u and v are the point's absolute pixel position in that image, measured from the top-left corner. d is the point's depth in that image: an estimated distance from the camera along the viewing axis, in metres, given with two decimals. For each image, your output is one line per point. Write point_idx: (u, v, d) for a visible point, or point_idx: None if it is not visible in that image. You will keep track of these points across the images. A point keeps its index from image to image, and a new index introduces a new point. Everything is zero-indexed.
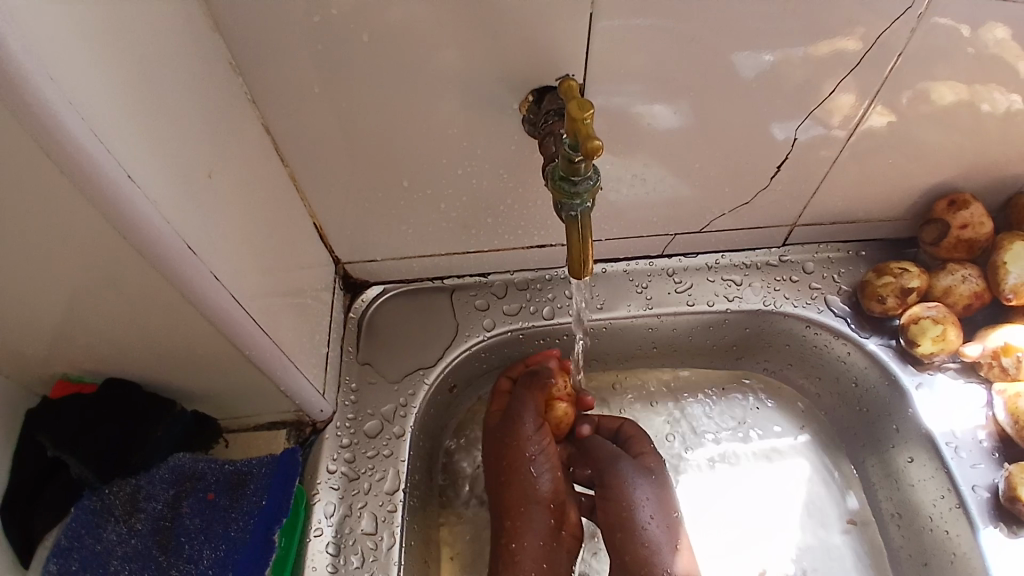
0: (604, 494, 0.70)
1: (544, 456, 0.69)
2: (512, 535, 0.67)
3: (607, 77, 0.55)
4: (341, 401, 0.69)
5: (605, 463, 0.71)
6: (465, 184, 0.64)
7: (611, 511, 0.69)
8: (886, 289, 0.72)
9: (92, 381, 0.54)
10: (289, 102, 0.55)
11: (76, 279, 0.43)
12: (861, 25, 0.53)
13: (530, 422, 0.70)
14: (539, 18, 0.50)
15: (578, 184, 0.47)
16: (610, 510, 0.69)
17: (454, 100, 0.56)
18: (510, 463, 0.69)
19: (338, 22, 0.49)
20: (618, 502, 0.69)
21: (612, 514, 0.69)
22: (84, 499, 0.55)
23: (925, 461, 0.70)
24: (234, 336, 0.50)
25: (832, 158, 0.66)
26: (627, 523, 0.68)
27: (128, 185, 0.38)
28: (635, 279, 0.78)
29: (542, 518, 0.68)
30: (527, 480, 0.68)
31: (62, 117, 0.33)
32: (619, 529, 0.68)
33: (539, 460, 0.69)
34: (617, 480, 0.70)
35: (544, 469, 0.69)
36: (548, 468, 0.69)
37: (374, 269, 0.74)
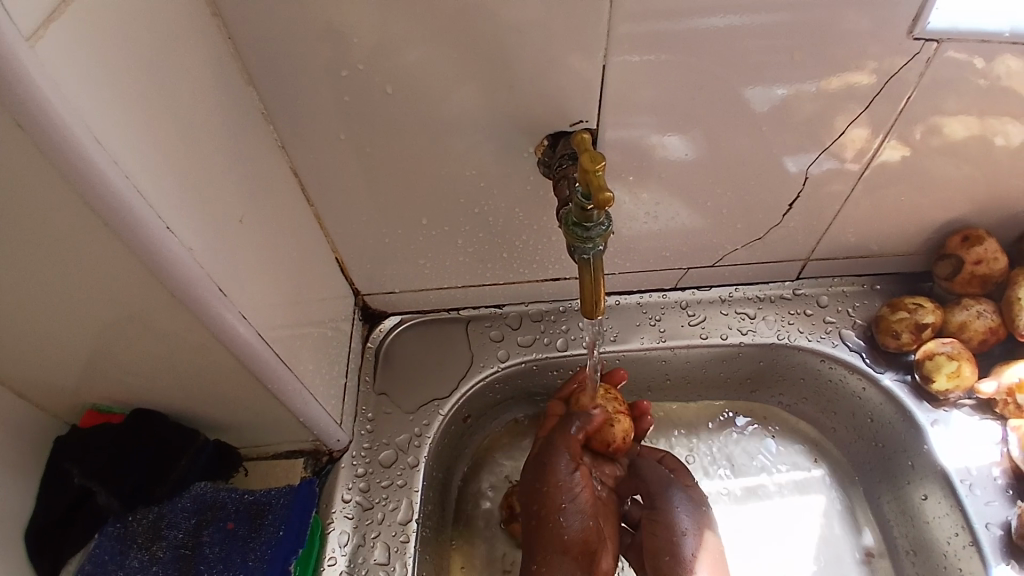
0: (653, 518, 0.69)
1: (575, 503, 0.66)
2: (540, 574, 0.64)
3: (619, 118, 0.57)
4: (358, 430, 0.70)
5: (656, 488, 0.70)
6: (481, 220, 0.66)
7: (659, 538, 0.68)
8: (901, 324, 0.72)
9: (121, 411, 0.56)
10: (314, 144, 0.58)
11: (108, 316, 0.45)
12: (871, 65, 0.55)
13: (562, 464, 0.68)
14: (553, 64, 0.52)
15: (590, 229, 0.49)
16: (657, 537, 0.68)
17: (471, 142, 0.58)
18: (540, 508, 0.66)
19: (362, 69, 0.52)
20: (666, 526, 0.68)
21: (659, 539, 0.68)
22: (108, 527, 0.57)
23: (939, 498, 0.70)
24: (256, 369, 0.52)
25: (844, 193, 0.67)
26: (675, 550, 0.67)
27: (164, 233, 0.40)
28: (648, 311, 0.78)
29: (569, 566, 0.64)
30: (557, 526, 0.65)
31: (106, 175, 0.35)
32: (666, 554, 0.67)
33: (571, 506, 0.66)
34: (666, 505, 0.69)
35: (575, 515, 0.66)
36: (580, 514, 0.66)
37: (391, 300, 0.76)
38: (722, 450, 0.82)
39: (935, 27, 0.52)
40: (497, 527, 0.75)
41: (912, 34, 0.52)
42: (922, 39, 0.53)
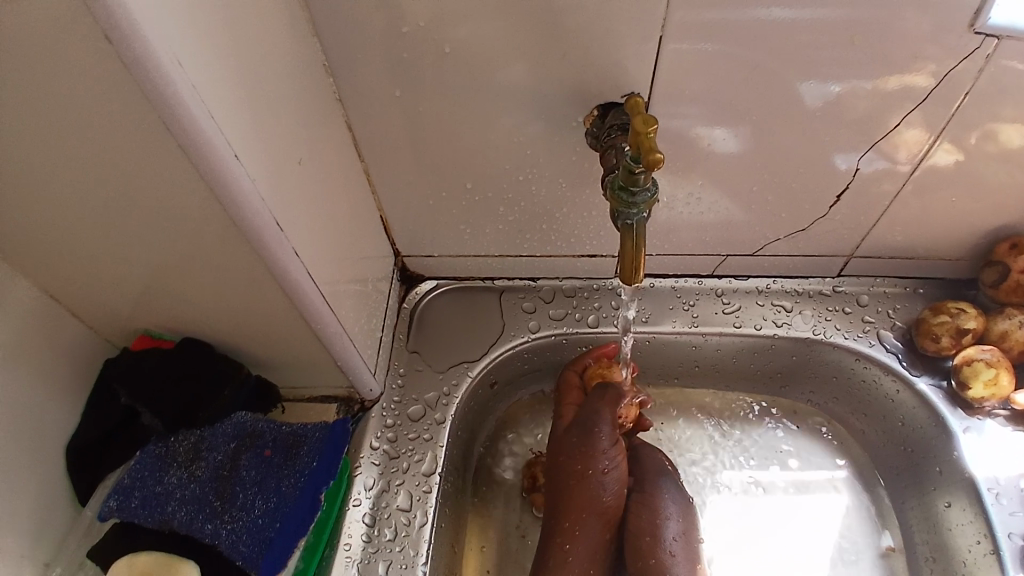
0: (640, 500, 0.69)
1: (616, 470, 0.68)
2: (568, 536, 0.66)
3: (670, 96, 0.57)
4: (389, 383, 0.72)
5: (650, 473, 0.70)
6: (524, 189, 0.67)
7: (644, 519, 0.68)
8: (942, 328, 0.71)
9: (171, 338, 0.59)
10: (370, 101, 0.60)
11: (172, 243, 0.48)
12: (930, 60, 0.54)
13: (605, 432, 0.68)
14: (609, 35, 0.53)
15: (636, 194, 0.50)
16: (642, 518, 0.68)
17: (522, 109, 0.59)
18: (584, 470, 0.67)
19: (422, 30, 0.53)
20: (653, 508, 0.69)
21: (644, 520, 0.68)
22: (151, 446, 0.59)
23: (964, 507, 0.69)
24: (301, 308, 0.54)
25: (893, 192, 0.66)
26: (657, 532, 0.68)
27: (233, 162, 0.42)
28: (683, 296, 0.78)
29: (600, 526, 0.67)
30: (596, 490, 0.67)
31: (186, 98, 0.38)
32: (648, 534, 0.68)
33: (611, 473, 0.67)
34: (655, 490, 0.70)
35: (613, 481, 0.68)
36: (617, 482, 0.68)
37: (430, 264, 0.78)
38: (744, 443, 0.82)
39: (996, 23, 0.51)
40: (517, 494, 0.77)
41: (974, 29, 0.51)
42: (984, 35, 0.51)
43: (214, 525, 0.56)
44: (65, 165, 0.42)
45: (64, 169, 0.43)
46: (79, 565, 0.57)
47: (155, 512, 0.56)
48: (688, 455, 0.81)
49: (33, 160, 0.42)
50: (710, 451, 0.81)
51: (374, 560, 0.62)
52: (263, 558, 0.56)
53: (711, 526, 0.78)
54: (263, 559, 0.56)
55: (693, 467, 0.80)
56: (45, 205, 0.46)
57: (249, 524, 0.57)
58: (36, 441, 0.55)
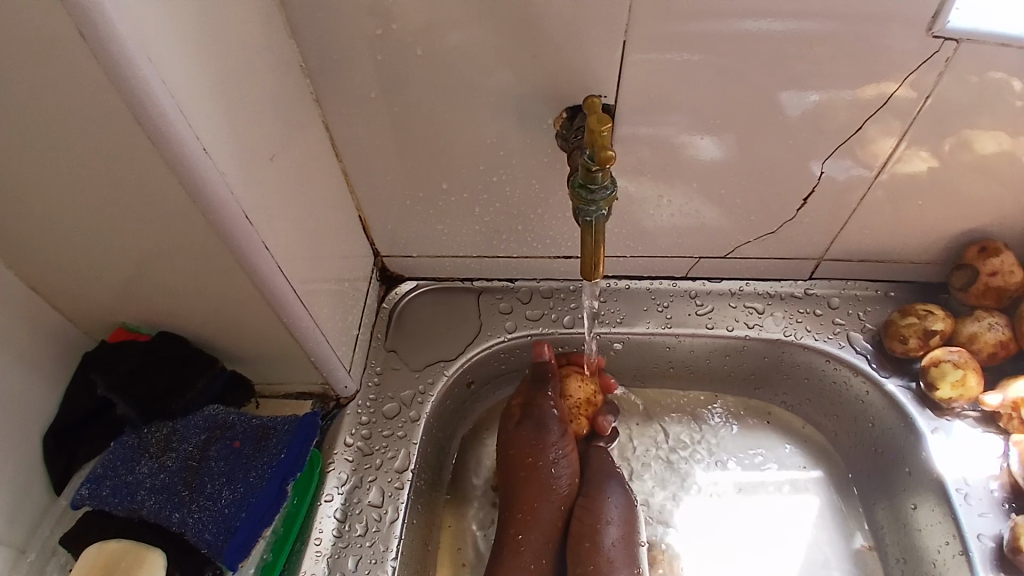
0: (585, 504, 0.69)
1: (565, 460, 0.70)
2: (521, 525, 0.68)
3: (638, 99, 0.59)
4: (366, 381, 0.73)
5: (597, 476, 0.71)
6: (498, 190, 0.68)
7: (585, 523, 0.68)
8: (910, 329, 0.72)
9: (147, 332, 0.61)
10: (346, 102, 0.61)
11: (145, 234, 0.49)
12: (892, 65, 0.55)
13: (555, 426, 0.70)
14: (576, 39, 0.54)
15: (594, 192, 0.51)
16: (583, 522, 0.68)
17: (494, 112, 0.61)
18: (533, 461, 0.69)
19: (396, 32, 0.55)
20: (594, 512, 0.68)
21: (585, 524, 0.68)
22: (124, 436, 0.60)
23: (931, 508, 0.70)
24: (273, 302, 0.56)
25: (860, 196, 0.67)
26: (597, 538, 0.67)
27: (201, 155, 0.44)
28: (657, 297, 0.79)
29: (552, 514, 0.69)
30: (546, 479, 0.69)
31: (154, 92, 0.40)
32: (588, 538, 0.67)
33: (561, 463, 0.70)
34: (598, 494, 0.69)
35: (564, 471, 0.70)
36: (568, 472, 0.70)
37: (409, 264, 0.79)
38: (718, 443, 0.83)
39: (955, 27, 0.52)
40: (492, 493, 0.78)
41: (933, 33, 0.53)
42: (943, 39, 0.53)
43: (181, 513, 0.57)
44: (42, 156, 0.44)
45: (41, 160, 0.44)
46: (53, 551, 0.58)
47: (125, 501, 0.57)
48: (663, 456, 0.82)
49: (12, 151, 0.44)
50: (684, 452, 0.82)
51: (344, 555, 0.63)
52: (227, 546, 0.57)
53: (685, 525, 0.78)
54: (227, 547, 0.57)
55: (669, 466, 0.81)
56: (24, 196, 0.47)
57: (214, 513, 0.57)
58: (14, 427, 0.57)
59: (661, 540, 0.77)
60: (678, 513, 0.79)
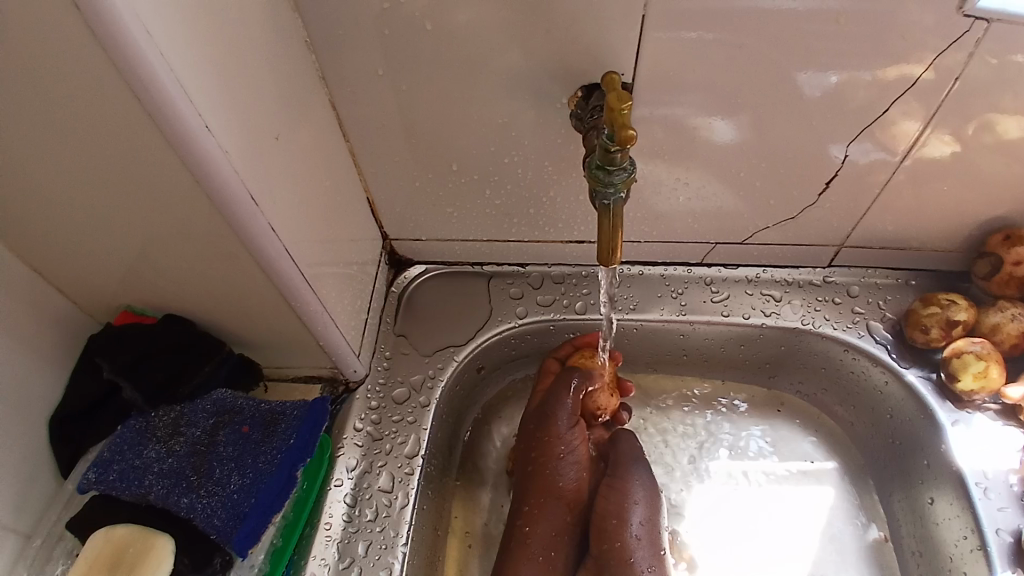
0: (609, 484, 0.68)
1: (574, 455, 0.68)
2: (527, 517, 0.67)
3: (656, 79, 0.57)
4: (375, 366, 0.72)
5: (624, 457, 0.69)
6: (510, 172, 0.67)
7: (611, 501, 0.67)
8: (932, 319, 0.71)
9: (153, 315, 0.60)
10: (354, 80, 0.60)
11: (150, 217, 0.48)
12: (919, 45, 0.53)
13: (564, 419, 0.68)
14: (591, 15, 0.52)
15: (613, 173, 0.50)
16: (608, 500, 0.67)
17: (506, 91, 0.59)
18: (541, 454, 0.68)
19: (405, 7, 0.53)
20: (621, 492, 0.67)
21: (610, 503, 0.67)
22: (132, 420, 0.59)
23: (950, 500, 0.69)
24: (281, 286, 0.55)
25: (883, 181, 0.65)
26: (624, 515, 0.66)
27: (202, 131, 0.42)
28: (671, 284, 0.78)
29: (560, 510, 0.67)
30: (553, 475, 0.67)
31: (152, 64, 0.38)
32: (614, 517, 0.66)
33: (569, 459, 0.67)
34: (626, 475, 0.68)
35: (571, 467, 0.67)
36: (576, 467, 0.68)
37: (418, 248, 0.78)
38: (731, 432, 0.82)
39: (985, 6, 0.50)
40: (502, 479, 0.77)
41: (962, 12, 0.50)
42: (973, 18, 0.51)
43: (190, 499, 0.56)
44: (42, 136, 0.43)
45: (41, 140, 0.43)
46: (60, 536, 0.57)
47: (133, 485, 0.56)
48: (674, 444, 0.81)
49: (12, 131, 0.43)
50: (696, 441, 0.81)
51: (354, 539, 0.62)
52: (236, 532, 0.56)
53: (698, 515, 0.78)
54: (237, 532, 0.56)
55: (679, 454, 0.80)
56: (24, 178, 0.46)
57: (224, 499, 0.57)
58: (19, 412, 0.56)
59: (675, 530, 0.77)
60: (690, 503, 0.78)
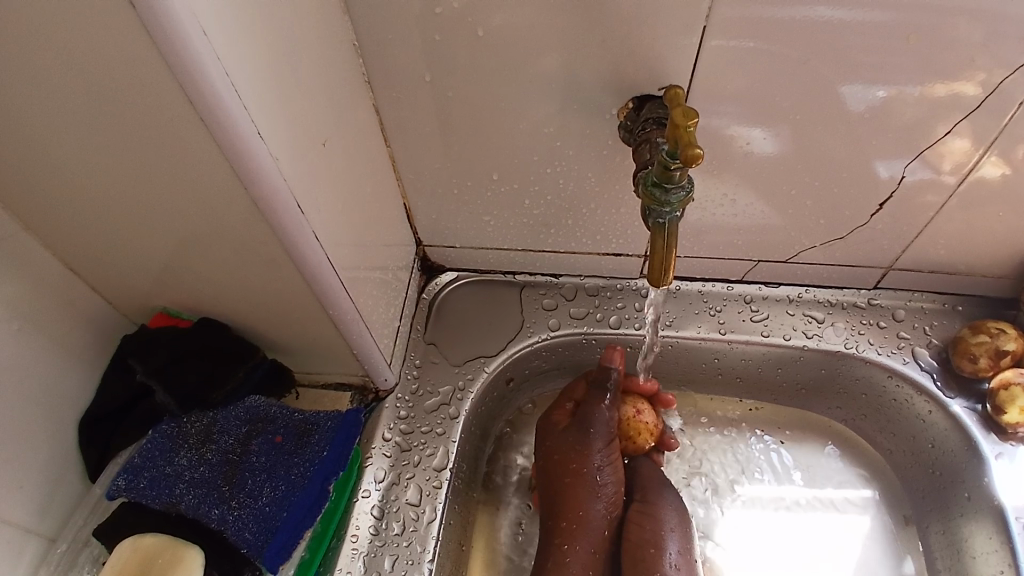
0: (642, 510, 0.67)
1: (610, 468, 0.67)
2: (566, 535, 0.65)
3: (709, 94, 0.55)
4: (405, 374, 0.71)
5: (653, 482, 0.69)
6: (551, 183, 0.65)
7: (648, 529, 0.66)
8: (980, 348, 0.68)
9: (188, 318, 0.59)
10: (398, 85, 0.58)
11: (195, 222, 0.47)
12: (980, 63, 0.50)
13: (599, 432, 0.68)
14: (649, 26, 0.50)
15: (670, 192, 0.48)
16: (644, 528, 0.66)
17: (552, 101, 0.57)
18: (577, 467, 0.66)
19: (454, 13, 0.52)
20: (655, 518, 0.66)
21: (647, 530, 0.65)
22: (163, 425, 0.59)
23: (989, 535, 0.67)
24: (319, 294, 0.53)
25: (937, 205, 0.63)
26: (661, 544, 0.65)
27: (254, 136, 0.41)
28: (709, 301, 0.76)
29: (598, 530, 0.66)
30: (591, 487, 0.66)
31: (209, 71, 0.37)
32: (653, 545, 0.65)
33: (605, 470, 0.67)
34: (657, 499, 0.68)
35: (608, 478, 0.67)
36: (613, 478, 0.68)
37: (451, 255, 0.76)
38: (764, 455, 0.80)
39: None
40: (529, 494, 0.75)
41: None
42: None
43: (221, 510, 0.55)
44: (90, 136, 0.42)
45: (89, 140, 0.42)
46: (85, 542, 0.57)
47: (164, 494, 0.56)
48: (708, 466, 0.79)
49: (60, 132, 0.42)
50: (730, 459, 0.79)
51: (380, 554, 0.61)
52: (267, 547, 0.55)
53: (728, 537, 0.76)
54: (267, 548, 0.55)
55: (716, 474, 0.79)
56: (70, 177, 0.45)
57: (255, 511, 0.56)
58: (49, 410, 0.56)
59: (705, 551, 0.75)
60: (722, 526, 0.76)
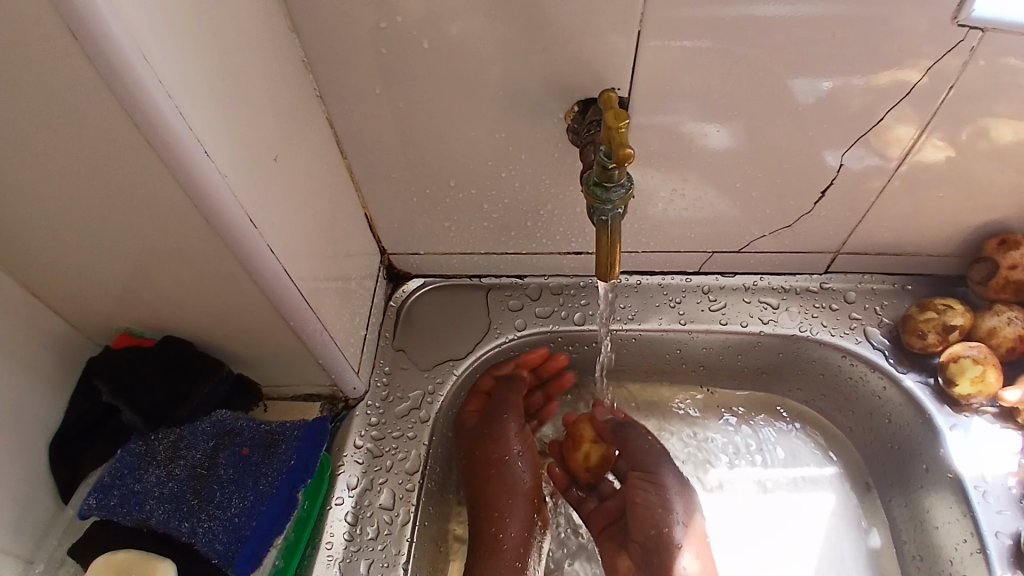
0: (646, 477, 0.72)
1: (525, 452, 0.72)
2: (493, 522, 0.69)
3: (650, 94, 0.57)
4: (374, 382, 0.72)
5: (652, 451, 0.73)
6: (508, 187, 0.67)
7: (652, 495, 0.71)
8: (928, 324, 0.71)
9: (151, 337, 0.60)
10: (350, 98, 0.60)
11: (150, 241, 0.48)
12: (907, 51, 0.53)
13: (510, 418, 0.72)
14: (587, 30, 0.52)
15: (610, 190, 0.50)
16: (649, 493, 0.71)
17: (501, 107, 0.59)
18: (493, 457, 0.70)
19: (400, 27, 0.53)
20: (658, 485, 0.71)
21: (651, 495, 0.71)
22: (131, 443, 0.59)
23: (950, 504, 0.69)
24: (280, 307, 0.54)
25: (878, 189, 0.66)
26: (668, 506, 0.71)
27: (203, 157, 0.43)
28: (669, 293, 0.78)
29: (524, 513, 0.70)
30: (511, 473, 0.70)
31: (152, 94, 0.38)
32: (660, 507, 0.70)
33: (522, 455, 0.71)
34: (658, 467, 0.72)
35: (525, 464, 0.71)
36: (529, 462, 0.72)
37: (416, 262, 0.78)
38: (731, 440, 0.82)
39: (981, 16, 0.50)
40: None
41: (957, 21, 0.51)
42: (967, 28, 0.51)
43: (191, 523, 0.56)
44: (39, 162, 0.43)
45: (38, 166, 0.43)
46: (60, 562, 0.57)
47: (134, 510, 0.57)
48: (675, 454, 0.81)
49: (8, 158, 0.43)
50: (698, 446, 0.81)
51: (356, 558, 0.62)
52: (237, 556, 0.56)
53: None
54: (237, 557, 0.56)
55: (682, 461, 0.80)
56: (22, 203, 0.46)
57: (224, 522, 0.57)
58: (17, 435, 0.56)
59: None
60: None
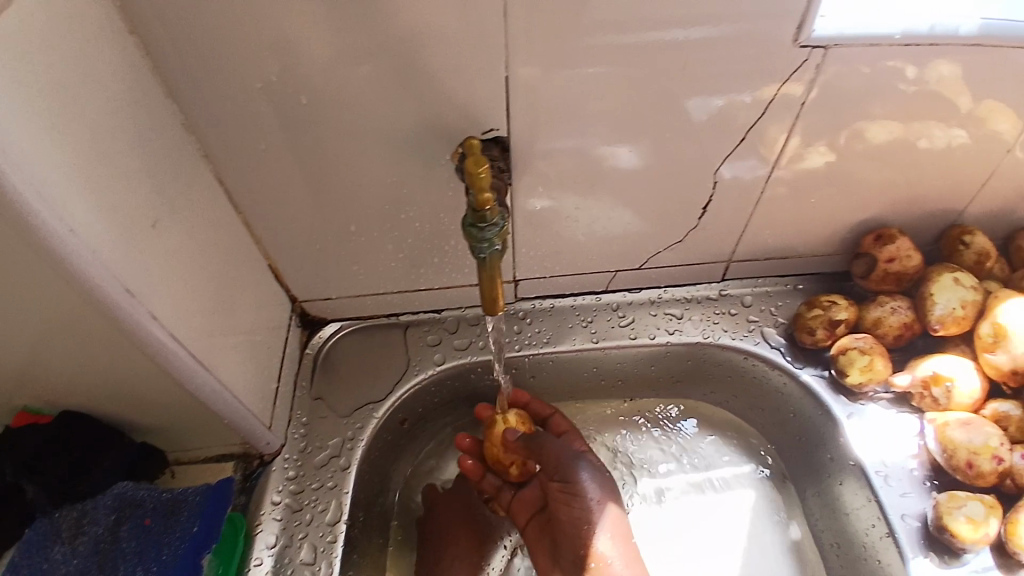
0: (563, 490, 0.69)
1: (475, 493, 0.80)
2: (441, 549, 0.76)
3: (528, 129, 0.60)
4: (291, 433, 0.72)
5: (562, 459, 0.69)
6: (408, 227, 0.69)
7: (574, 509, 0.68)
8: (816, 321, 0.75)
9: (49, 414, 0.58)
10: (237, 156, 0.61)
11: (26, 321, 0.48)
12: (759, 73, 0.57)
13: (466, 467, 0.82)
14: (456, 77, 0.55)
15: (483, 230, 0.52)
16: (570, 508, 0.68)
17: (388, 152, 0.61)
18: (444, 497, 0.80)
19: (276, 85, 0.55)
20: (576, 495, 0.68)
21: (571, 511, 0.68)
22: (38, 522, 0.59)
23: (856, 490, 0.73)
24: (175, 370, 0.54)
25: (756, 198, 0.70)
26: (591, 517, 0.68)
27: (68, 235, 0.43)
28: (581, 313, 0.81)
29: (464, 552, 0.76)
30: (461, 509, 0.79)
31: (8, 180, 0.38)
32: (585, 523, 0.68)
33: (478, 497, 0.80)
34: (573, 477, 0.68)
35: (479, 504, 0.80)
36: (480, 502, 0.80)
37: (329, 307, 0.78)
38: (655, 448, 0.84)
39: (820, 35, 0.55)
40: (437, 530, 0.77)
41: (799, 42, 0.55)
42: (809, 48, 0.55)
43: None
44: None
45: None
46: None
47: None
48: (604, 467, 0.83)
49: None
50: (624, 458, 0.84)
51: None
52: None
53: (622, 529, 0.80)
54: None
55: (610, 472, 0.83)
56: None
57: None
58: None
59: None
60: None
